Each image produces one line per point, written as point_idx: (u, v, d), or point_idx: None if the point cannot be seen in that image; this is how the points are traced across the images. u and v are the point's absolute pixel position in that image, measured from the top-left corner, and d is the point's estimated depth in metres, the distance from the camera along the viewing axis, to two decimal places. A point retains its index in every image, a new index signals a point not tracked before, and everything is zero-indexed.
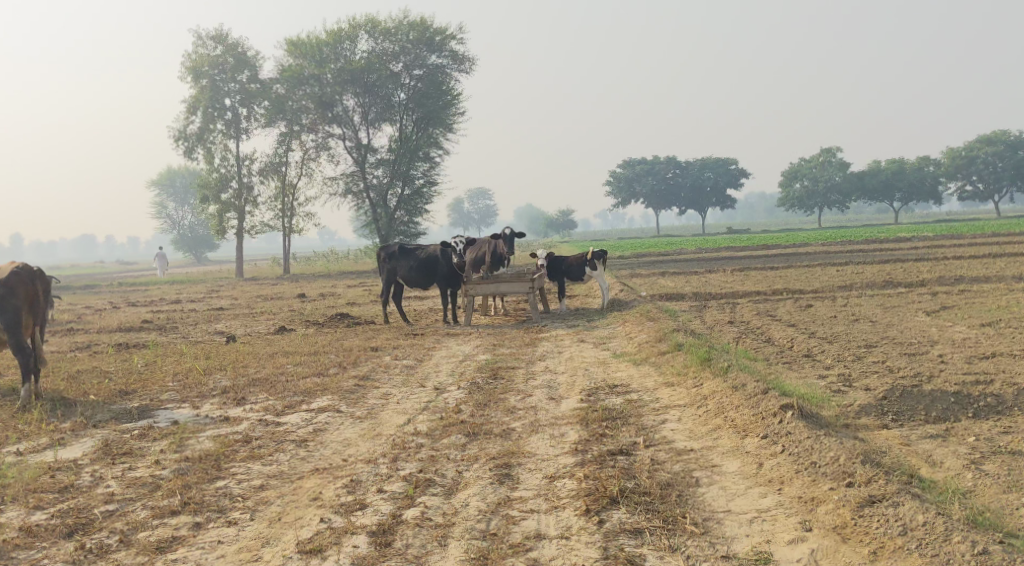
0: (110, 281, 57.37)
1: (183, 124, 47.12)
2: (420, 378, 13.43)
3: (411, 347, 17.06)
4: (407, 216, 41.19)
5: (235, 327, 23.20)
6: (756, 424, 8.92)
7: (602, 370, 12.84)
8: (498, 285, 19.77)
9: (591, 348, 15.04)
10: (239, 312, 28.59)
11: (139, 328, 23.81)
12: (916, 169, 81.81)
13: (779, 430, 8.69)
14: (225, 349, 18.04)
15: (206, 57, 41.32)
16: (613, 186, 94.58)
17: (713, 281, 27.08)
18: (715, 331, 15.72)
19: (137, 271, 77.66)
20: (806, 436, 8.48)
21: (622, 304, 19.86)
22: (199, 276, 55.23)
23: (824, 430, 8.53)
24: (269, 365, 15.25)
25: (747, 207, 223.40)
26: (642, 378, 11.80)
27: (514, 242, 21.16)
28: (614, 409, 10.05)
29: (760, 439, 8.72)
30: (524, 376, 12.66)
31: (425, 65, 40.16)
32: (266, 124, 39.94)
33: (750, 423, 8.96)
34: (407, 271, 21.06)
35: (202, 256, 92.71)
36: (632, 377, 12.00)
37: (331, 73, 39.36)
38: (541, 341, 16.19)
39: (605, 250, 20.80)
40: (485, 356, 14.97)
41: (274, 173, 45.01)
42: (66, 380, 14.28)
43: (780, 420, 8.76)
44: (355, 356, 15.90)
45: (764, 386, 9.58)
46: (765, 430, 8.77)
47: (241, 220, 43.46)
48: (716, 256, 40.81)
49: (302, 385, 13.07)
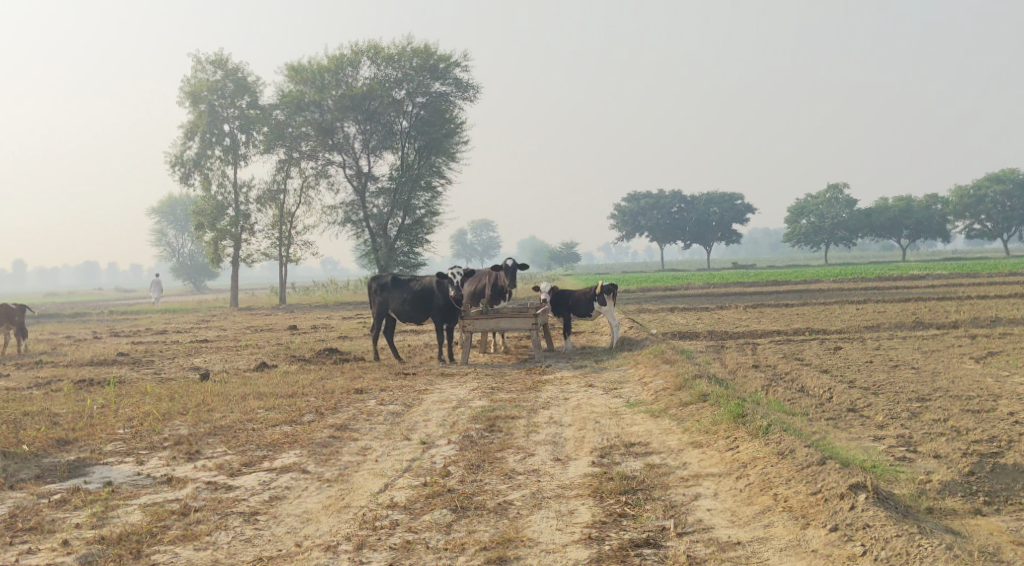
0: (103, 308, 55.66)
1: (181, 149, 45.74)
2: (406, 428, 11.70)
3: (401, 389, 15.34)
4: (407, 246, 39.48)
5: (214, 362, 21.52)
6: (817, 509, 7.24)
7: (616, 423, 11.12)
8: (498, 320, 18.09)
9: (601, 393, 13.30)
10: (223, 345, 26.87)
11: (111, 362, 22.13)
12: (924, 206, 80.21)
13: (852, 521, 7.01)
14: (195, 388, 16.36)
15: (205, 82, 39.89)
16: (619, 219, 92.96)
17: (727, 318, 25.33)
18: (741, 377, 13.96)
19: (134, 299, 76.17)
20: (893, 534, 6.81)
21: (634, 343, 18.16)
22: (194, 305, 53.54)
23: (915, 527, 6.88)
24: (238, 409, 13.55)
25: (752, 241, 221.81)
26: (664, 435, 10.08)
27: (516, 274, 19.45)
28: (638, 475, 8.40)
29: (826, 530, 7.02)
30: (526, 428, 10.96)
31: (429, 93, 38.67)
32: (264, 150, 38.41)
33: (811, 507, 7.26)
34: (400, 304, 19.38)
35: (201, 284, 91.12)
36: (653, 432, 10.30)
37: (332, 100, 37.90)
38: (545, 384, 14.49)
39: (615, 283, 19.08)
40: (481, 402, 13.25)
41: (272, 200, 43.48)
42: (4, 424, 12.60)
43: (852, 508, 7.10)
44: (337, 400, 14.20)
45: (820, 456, 7.92)
46: (833, 520, 7.06)
47: (236, 249, 41.87)
48: (726, 292, 39.04)
49: (270, 435, 11.37)
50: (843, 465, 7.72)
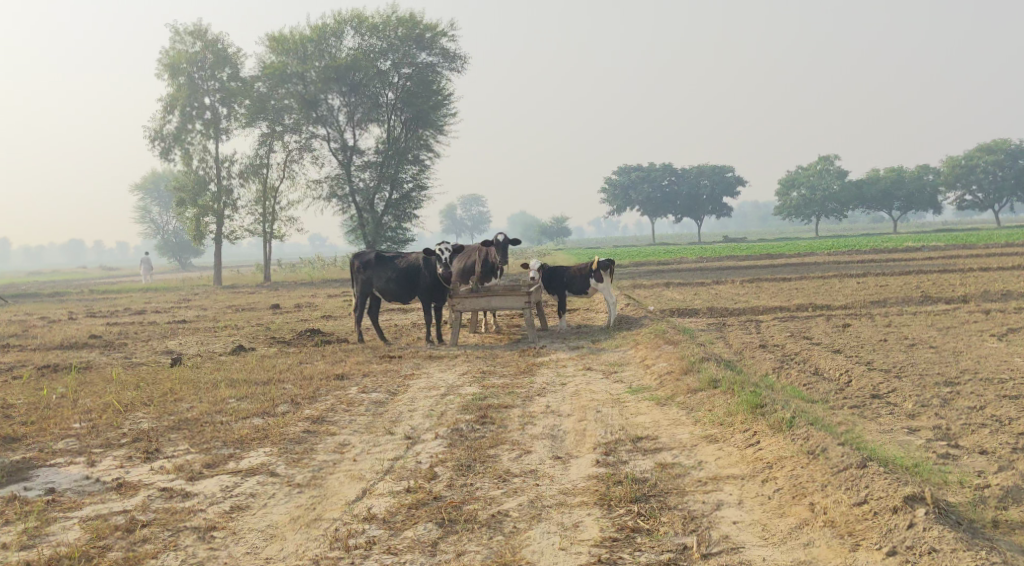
0: (83, 289, 54.27)
1: (160, 123, 44.40)
2: (389, 421, 10.67)
3: (386, 374, 14.35)
4: (395, 221, 38.38)
5: (190, 345, 20.43)
6: (866, 526, 6.71)
7: (619, 412, 10.15)
8: (489, 300, 17.13)
9: (600, 378, 12.30)
10: (200, 327, 25.68)
11: (80, 345, 21.02)
12: (915, 177, 79.38)
13: (912, 541, 6.52)
14: (165, 375, 15.32)
15: (184, 53, 38.53)
16: (610, 192, 91.94)
17: (726, 293, 24.32)
18: (750, 358, 12.98)
19: (120, 277, 75.10)
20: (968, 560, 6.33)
21: (632, 322, 17.21)
22: (176, 284, 52.23)
23: (983, 549, 6.41)
24: (208, 399, 12.51)
25: (741, 215, 220.90)
26: (674, 428, 9.11)
27: (507, 251, 18.42)
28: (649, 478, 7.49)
29: (884, 553, 6.51)
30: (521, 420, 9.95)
31: (415, 64, 37.44)
32: (246, 124, 37.16)
33: (857, 523, 6.74)
34: (385, 283, 18.31)
35: (186, 262, 89.60)
36: (662, 424, 9.30)
37: (315, 71, 36.61)
38: (539, 367, 13.50)
39: (612, 259, 18.08)
40: (472, 389, 12.24)
41: (255, 175, 42.24)
42: None
43: (910, 526, 6.60)
44: (316, 388, 13.16)
45: (860, 459, 7.22)
46: (889, 542, 6.55)
47: (219, 226, 40.69)
48: (720, 266, 38.10)
49: (239, 430, 10.35)
50: (887, 468, 7.12)
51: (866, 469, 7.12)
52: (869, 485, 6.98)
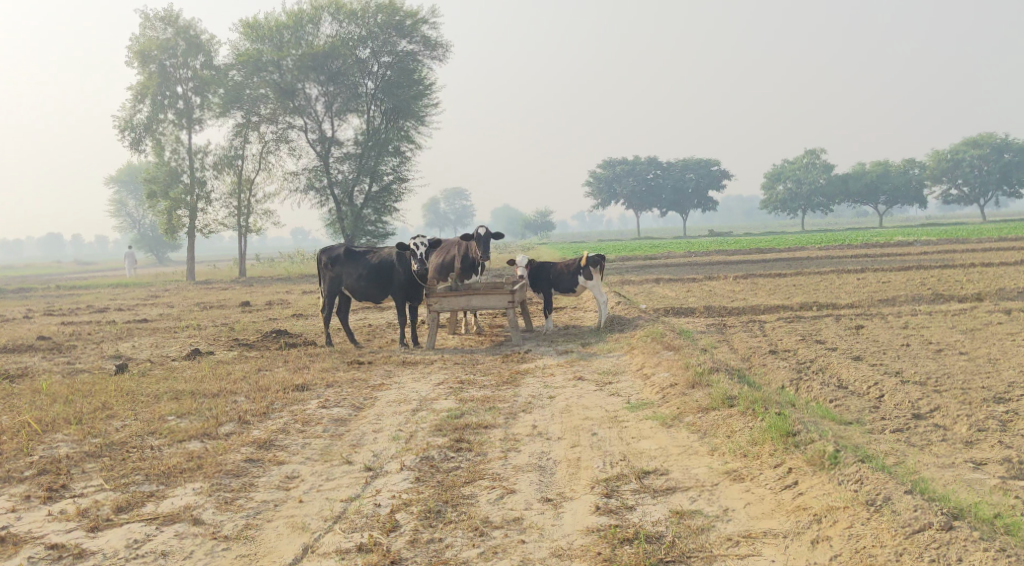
0: (53, 284, 52.17)
1: (130, 113, 42.50)
2: (348, 445, 9.04)
3: (352, 384, 12.76)
4: (375, 215, 36.70)
5: (143, 348, 18.73)
6: None
7: (619, 428, 8.55)
8: (469, 299, 15.60)
9: (592, 387, 10.65)
10: (161, 327, 23.87)
11: (23, 348, 19.28)
12: (901, 171, 78.04)
13: None
14: (106, 386, 13.80)
15: (155, 40, 36.63)
16: (594, 186, 90.37)
17: (722, 290, 22.62)
18: (760, 364, 11.32)
19: (95, 272, 73.19)
20: None
21: (625, 322, 15.65)
22: (148, 279, 50.25)
23: None
24: (144, 420, 10.97)
25: (726, 212, 219.73)
26: (689, 458, 7.62)
27: (489, 245, 16.82)
28: (660, 547, 6.48)
29: None
30: (501, 436, 8.37)
31: (395, 52, 35.76)
32: (220, 114, 35.38)
33: None
34: (355, 280, 16.70)
35: (163, 256, 87.46)
36: (670, 451, 7.76)
37: (292, 59, 34.87)
38: (522, 376, 11.92)
39: (602, 255, 16.57)
40: (447, 402, 10.60)
41: (229, 167, 40.44)
42: None
43: None
44: (270, 402, 11.51)
45: (947, 520, 6.43)
46: None
47: (193, 219, 38.88)
48: (710, 261, 36.41)
49: (168, 459, 8.76)
50: (979, 534, 6.33)
51: (953, 535, 6.33)
52: (962, 560, 6.19)
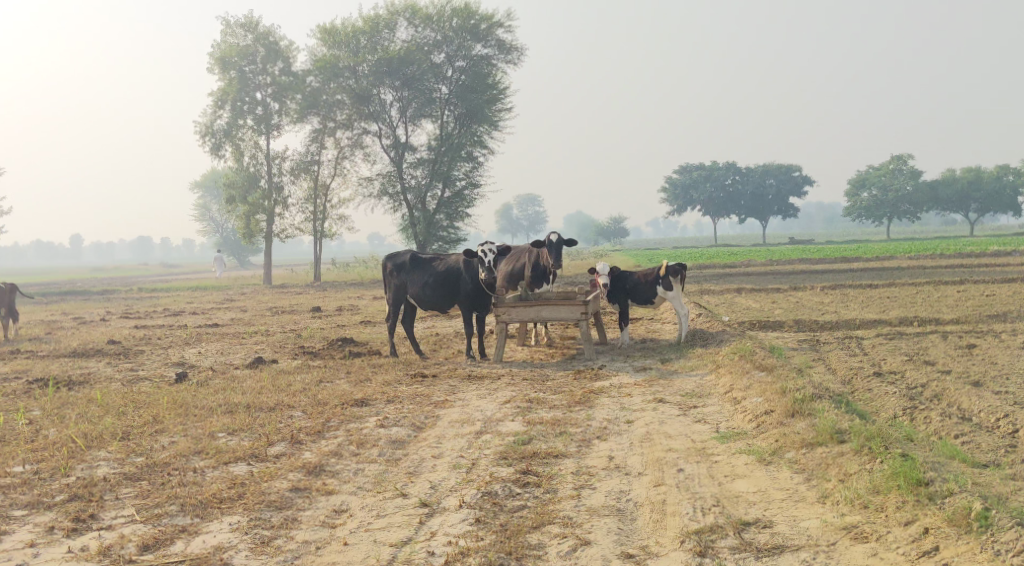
0: (135, 286, 52.66)
1: (211, 118, 42.57)
2: (403, 473, 8.15)
3: (414, 399, 11.93)
4: (447, 220, 35.97)
5: (208, 354, 18.19)
6: None
7: (711, 460, 7.54)
8: (539, 310, 14.69)
9: (677, 411, 9.57)
10: (230, 332, 23.37)
11: (90, 352, 18.89)
12: (994, 178, 74.77)
13: None
14: (162, 396, 13.25)
15: (236, 46, 36.46)
16: (670, 191, 88.49)
17: (811, 301, 21.18)
18: (865, 388, 10.09)
19: (177, 275, 74.12)
20: None
21: (708, 336, 14.50)
22: (226, 283, 50.41)
23: None
24: (191, 437, 10.30)
25: (807, 219, 214.84)
26: (798, 510, 6.69)
27: (562, 252, 15.85)
28: None
29: None
30: (575, 467, 7.43)
31: (470, 56, 35.00)
32: (297, 119, 35.09)
33: None
34: (420, 289, 15.90)
35: (244, 259, 88.37)
36: (773, 499, 6.81)
37: (367, 64, 34.37)
38: (597, 396, 10.91)
39: (683, 263, 15.25)
40: (515, 425, 9.67)
41: (305, 172, 40.17)
42: None
43: None
44: (326, 419, 10.69)
45: None
46: None
47: (270, 224, 38.69)
48: (795, 270, 34.77)
49: (209, 486, 8.02)
50: None
51: None
52: None
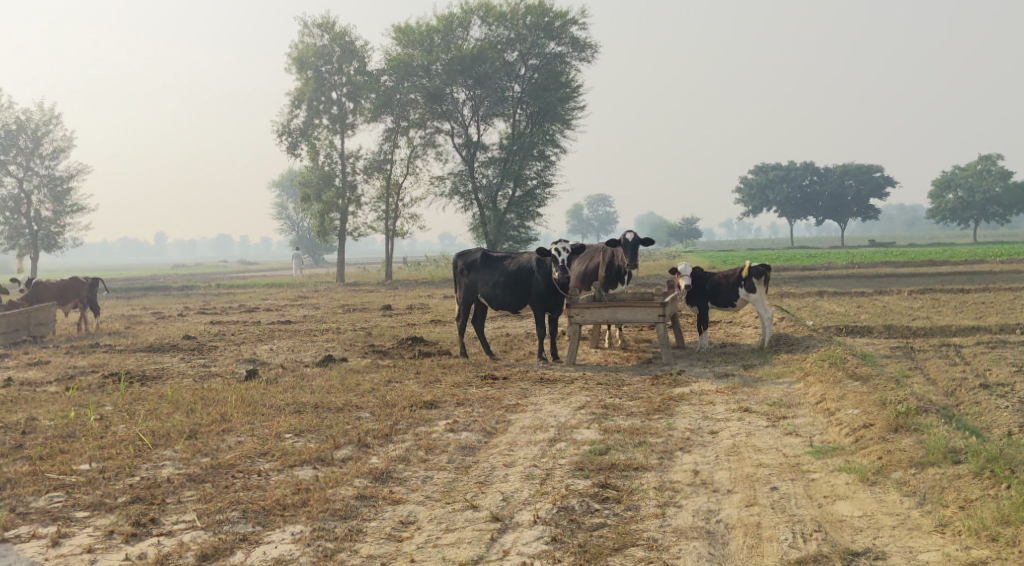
0: (212, 283, 53.34)
1: (287, 118, 42.86)
2: (474, 482, 7.73)
3: (485, 402, 11.53)
4: (518, 220, 35.61)
5: (279, 352, 18.03)
6: None
7: (808, 478, 7.03)
8: (614, 310, 14.19)
9: (764, 422, 9.02)
10: (301, 329, 23.25)
11: (163, 346, 18.87)
12: None
13: None
14: (232, 393, 13.06)
15: (312, 47, 36.59)
16: (745, 192, 86.89)
17: (899, 306, 20.27)
18: (970, 400, 9.40)
19: (253, 272, 75.07)
20: None
21: (793, 341, 13.85)
22: (300, 280, 50.77)
23: None
24: (256, 438, 10.04)
25: (887, 222, 209.91)
26: (914, 541, 6.17)
27: (637, 252, 15.31)
28: None
29: None
30: (659, 482, 6.98)
31: (543, 54, 34.56)
32: (370, 118, 35.06)
33: None
34: (491, 288, 15.53)
35: (318, 258, 89.18)
36: (883, 526, 6.31)
37: (441, 63, 34.19)
38: (678, 404, 10.38)
39: (767, 264, 14.59)
40: (592, 432, 9.21)
41: (378, 171, 40.16)
42: None
43: None
44: (394, 422, 10.34)
45: None
46: None
47: (343, 222, 38.71)
48: (879, 273, 33.63)
49: (273, 490, 7.70)
50: None
51: None
52: None
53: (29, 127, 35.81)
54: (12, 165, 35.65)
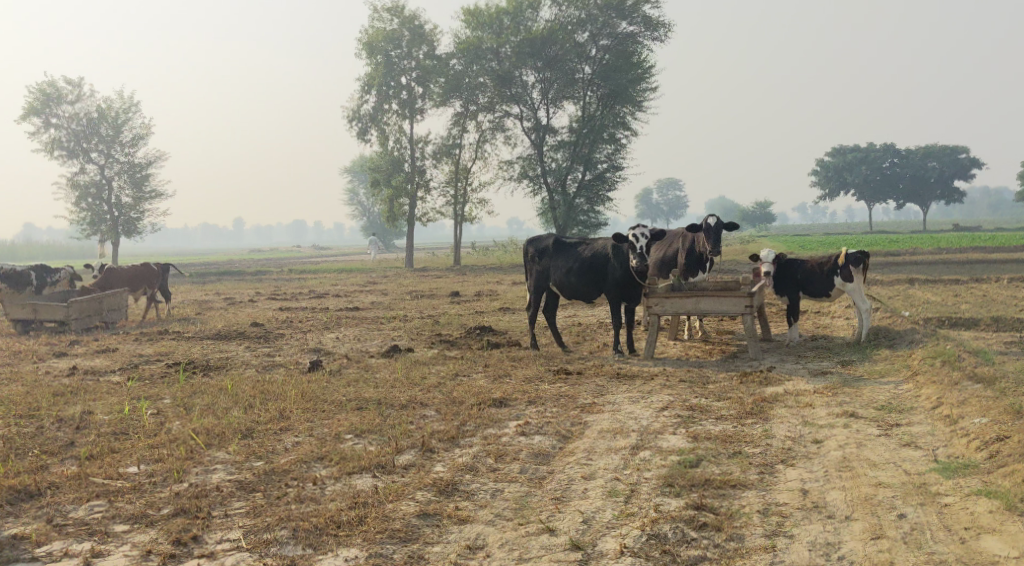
0: (283, 267, 53.24)
1: (356, 103, 42.43)
2: (550, 498, 6.93)
3: (559, 400, 10.67)
4: (588, 204, 34.60)
5: (345, 341, 17.37)
6: None
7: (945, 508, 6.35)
8: (697, 301, 13.20)
9: (875, 430, 8.04)
10: (368, 316, 22.59)
11: (230, 333, 18.38)
12: None
13: None
14: (294, 387, 12.40)
15: (382, 31, 35.99)
16: (821, 175, 84.39)
17: (999, 296, 18.86)
18: None
19: (323, 258, 75.16)
20: None
21: (894, 335, 12.74)
22: (369, 265, 50.38)
23: None
24: (313, 440, 9.31)
25: (969, 205, 203.27)
26: None
27: (721, 239, 14.25)
28: None
29: None
30: (763, 507, 6.42)
31: (614, 35, 33.31)
32: (439, 103, 34.39)
33: None
34: (564, 275, 14.65)
35: (388, 242, 88.99)
36: None
37: (510, 45, 33.30)
38: (774, 406, 9.41)
39: (865, 251, 13.43)
40: (680, 438, 8.30)
41: (447, 155, 39.49)
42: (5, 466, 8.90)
43: None
44: (460, 423, 9.55)
45: None
46: None
47: (412, 207, 38.09)
48: (969, 259, 31.92)
49: (328, 504, 6.96)
50: None
51: None
52: None
53: (110, 115, 35.87)
54: (94, 153, 35.75)
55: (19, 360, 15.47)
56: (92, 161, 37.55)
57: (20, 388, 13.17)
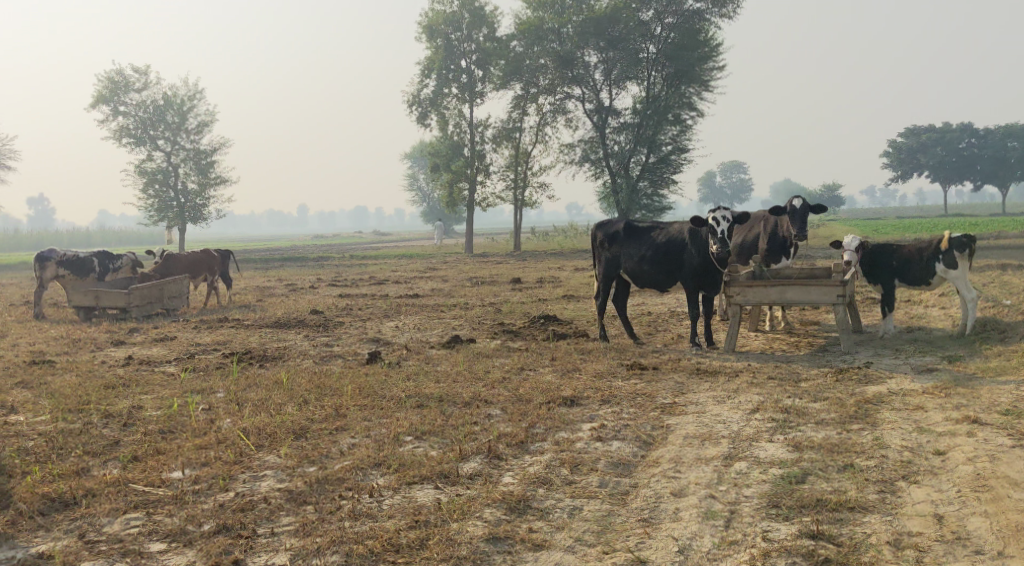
0: (344, 253, 52.77)
1: (416, 87, 41.75)
2: (636, 520, 6.19)
3: (636, 399, 9.78)
4: (652, 187, 33.48)
5: (406, 330, 16.61)
6: None
7: None
8: (783, 291, 12.17)
9: (1005, 441, 7.04)
10: (429, 304, 21.80)
11: (289, 321, 17.77)
12: None
13: None
14: (352, 381, 11.66)
15: (442, 13, 35.20)
16: (893, 156, 81.84)
17: None
18: None
19: (384, 244, 74.72)
20: None
21: (1002, 328, 11.63)
22: (430, 251, 49.77)
23: None
24: (369, 442, 8.55)
25: None
26: None
27: (808, 222, 13.21)
28: None
29: None
30: (894, 538, 5.80)
31: (681, 12, 32.00)
32: (499, 86, 33.53)
33: None
34: (636, 263, 13.73)
35: (450, 228, 88.28)
36: None
37: (572, 25, 32.27)
38: (880, 409, 8.42)
39: (970, 234, 12.27)
40: (778, 446, 7.39)
41: (508, 139, 38.63)
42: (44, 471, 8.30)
43: None
44: (529, 424, 8.73)
45: None
46: None
47: (472, 192, 37.33)
48: None
49: (386, 522, 6.29)
50: None
51: None
52: None
53: (176, 102, 35.67)
54: (160, 140, 35.63)
55: (76, 349, 15.01)
56: (158, 147, 37.46)
57: (71, 379, 12.63)
